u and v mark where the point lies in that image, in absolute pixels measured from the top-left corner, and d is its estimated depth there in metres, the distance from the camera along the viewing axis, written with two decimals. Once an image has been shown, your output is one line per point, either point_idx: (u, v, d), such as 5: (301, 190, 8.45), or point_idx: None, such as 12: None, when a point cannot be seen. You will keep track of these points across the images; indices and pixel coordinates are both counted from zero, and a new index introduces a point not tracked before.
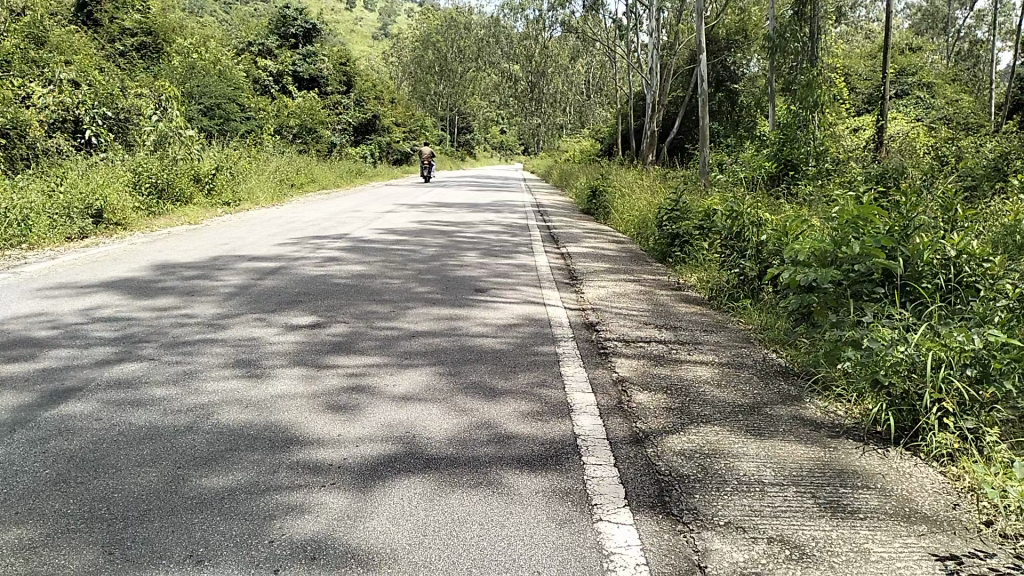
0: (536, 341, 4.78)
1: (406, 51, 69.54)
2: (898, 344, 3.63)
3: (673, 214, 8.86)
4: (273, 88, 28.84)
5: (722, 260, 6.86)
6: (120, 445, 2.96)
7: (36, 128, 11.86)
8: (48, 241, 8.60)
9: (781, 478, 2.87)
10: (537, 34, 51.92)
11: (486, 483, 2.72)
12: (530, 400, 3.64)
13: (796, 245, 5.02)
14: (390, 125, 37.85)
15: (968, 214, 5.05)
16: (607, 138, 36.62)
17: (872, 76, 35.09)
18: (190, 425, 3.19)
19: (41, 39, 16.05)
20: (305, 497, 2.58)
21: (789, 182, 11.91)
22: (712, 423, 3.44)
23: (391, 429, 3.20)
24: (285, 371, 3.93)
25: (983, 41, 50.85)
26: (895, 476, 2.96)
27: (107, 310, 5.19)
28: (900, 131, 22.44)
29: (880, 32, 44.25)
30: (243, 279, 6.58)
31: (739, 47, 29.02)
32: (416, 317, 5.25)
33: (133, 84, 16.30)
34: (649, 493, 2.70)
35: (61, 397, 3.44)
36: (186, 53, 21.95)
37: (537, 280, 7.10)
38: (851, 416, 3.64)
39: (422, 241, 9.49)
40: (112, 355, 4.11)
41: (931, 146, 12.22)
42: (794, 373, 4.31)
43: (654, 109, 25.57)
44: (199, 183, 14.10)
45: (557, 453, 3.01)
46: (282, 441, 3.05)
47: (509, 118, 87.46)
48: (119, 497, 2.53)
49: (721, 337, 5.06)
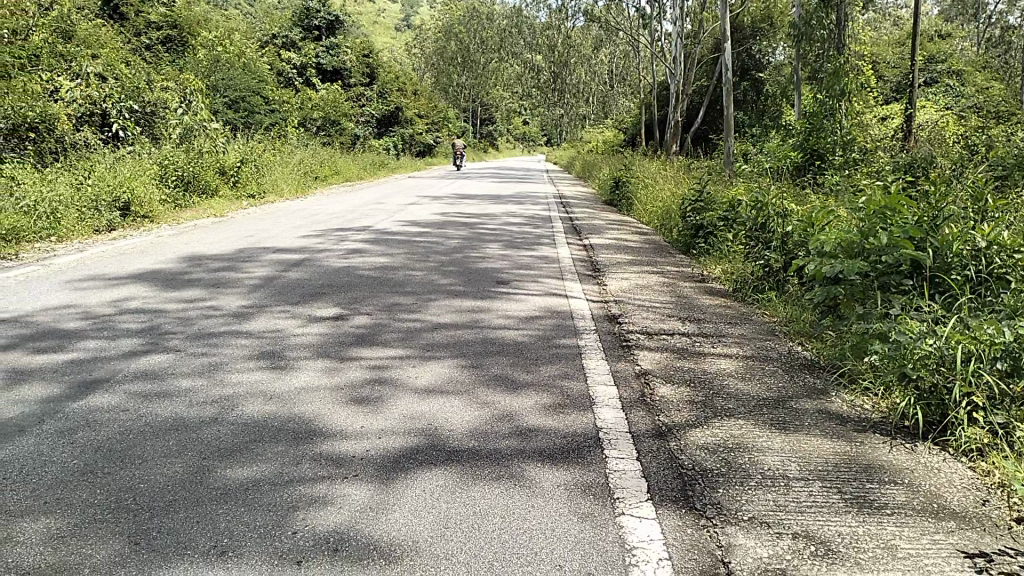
0: (558, 334, 4.76)
1: (429, 43, 69.57)
2: (927, 337, 3.58)
3: (697, 205, 8.81)
4: (297, 80, 29.01)
5: (747, 252, 6.78)
6: (146, 436, 2.99)
7: (65, 122, 12.00)
8: (77, 233, 8.72)
9: (806, 472, 2.84)
10: (560, 24, 51.69)
11: (507, 476, 2.72)
12: (552, 393, 3.63)
13: (822, 237, 4.96)
14: (412, 117, 37.93)
15: (998, 205, 4.96)
16: (630, 129, 36.42)
17: (900, 63, 34.56)
18: (215, 416, 3.22)
19: (68, 33, 16.25)
20: (327, 489, 2.59)
21: (815, 172, 11.80)
22: (736, 417, 3.41)
23: (413, 422, 3.21)
24: (308, 364, 3.95)
25: (1015, 27, 49.77)
26: (923, 471, 2.92)
27: (134, 302, 5.24)
28: (929, 119, 22.11)
29: (909, 19, 43.55)
30: (268, 271, 6.63)
31: (765, 36, 28.78)
32: (439, 309, 5.25)
33: (158, 77, 16.46)
34: (672, 487, 2.68)
35: (88, 389, 3.49)
36: (211, 47, 22.12)
37: (559, 272, 7.07)
38: (877, 410, 3.59)
39: (444, 233, 9.51)
40: (138, 347, 4.15)
41: (961, 135, 12.04)
42: (820, 366, 4.26)
43: (679, 98, 25.40)
44: (224, 176, 14.20)
45: (578, 447, 2.99)
46: (305, 433, 3.07)
47: (532, 109, 87.16)
48: (145, 488, 2.57)
49: (746, 330, 5.01)
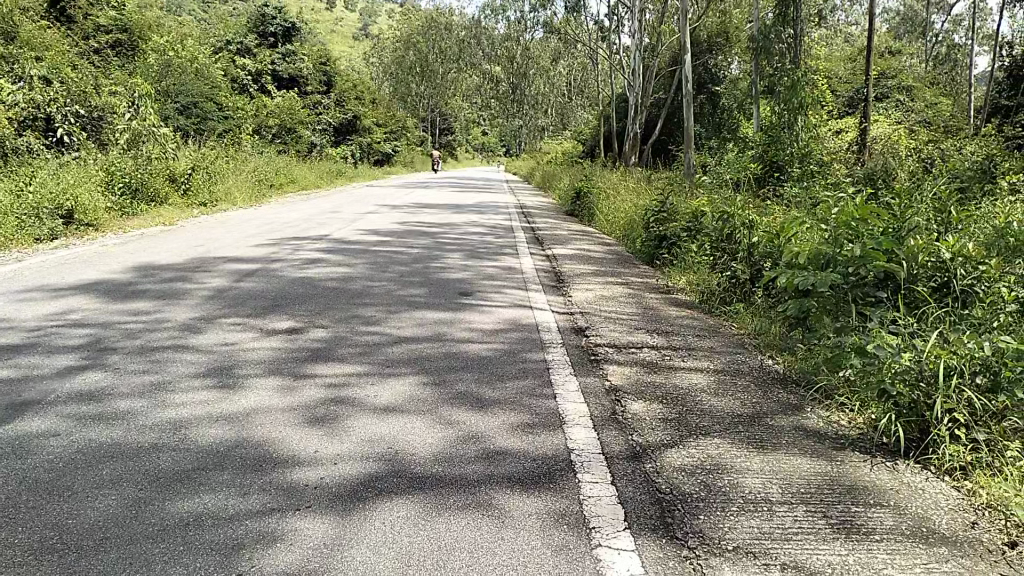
0: (524, 348, 4.57)
1: (387, 52, 69.39)
2: (905, 351, 3.47)
3: (660, 215, 8.71)
4: (251, 88, 28.32)
5: (713, 263, 6.70)
6: (77, 465, 2.73)
7: (5, 127, 11.55)
8: (15, 243, 8.31)
9: (789, 496, 2.70)
10: (519, 36, 51.90)
11: (476, 504, 2.53)
12: (520, 412, 3.43)
13: (792, 248, 4.85)
14: (370, 126, 37.70)
15: (962, 218, 4.91)
16: (590, 140, 36.61)
17: (851, 77, 35.30)
18: (156, 442, 2.97)
19: (10, 35, 15.65)
20: (278, 524, 2.37)
21: (775, 183, 11.91)
22: (712, 435, 3.27)
23: (371, 444, 3.00)
24: (260, 382, 3.71)
25: (960, 46, 51.10)
26: (907, 491, 2.80)
27: (75, 315, 4.92)
28: (881, 132, 22.57)
29: (860, 36, 44.55)
30: (221, 282, 6.34)
31: (721, 50, 29.23)
32: (400, 321, 5.03)
33: (107, 82, 15.91)
34: (650, 515, 2.51)
35: (15, 412, 3.20)
36: (163, 51, 21.49)
37: (523, 283, 6.91)
38: (854, 427, 3.47)
39: (405, 242, 9.30)
40: (75, 364, 3.86)
41: (914, 147, 12.23)
42: (792, 380, 4.14)
43: (637, 110, 25.59)
44: (174, 183, 13.71)
45: (549, 472, 2.81)
46: (255, 459, 2.84)
47: (490, 119, 87.14)
48: (73, 525, 2.32)
49: (715, 343, 4.88)
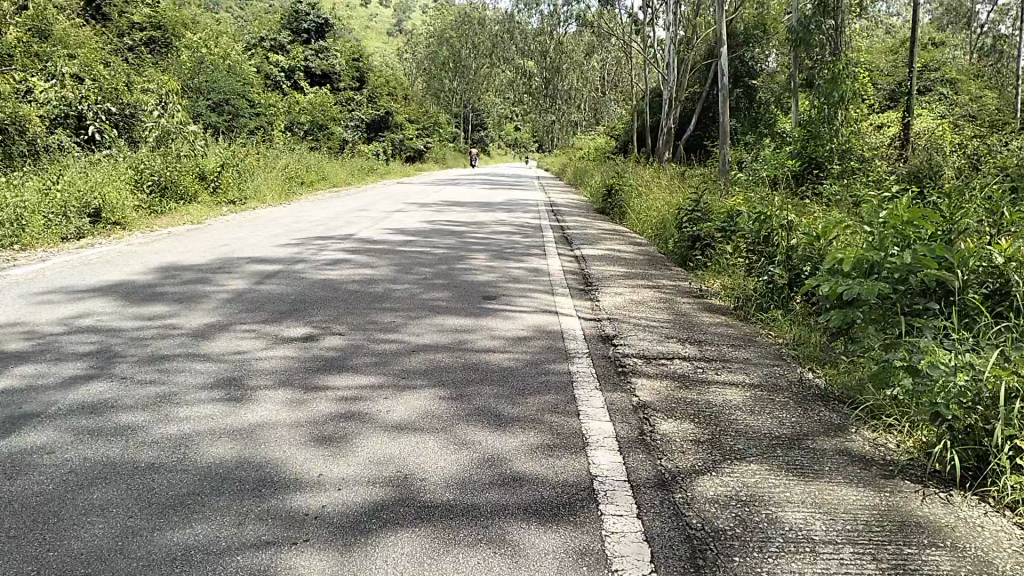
0: (547, 359, 4.34)
1: (421, 48, 69.44)
2: (961, 371, 3.18)
3: (694, 214, 8.41)
4: (284, 84, 28.44)
5: (749, 266, 6.41)
6: (69, 488, 2.57)
7: (36, 125, 11.58)
8: (42, 242, 8.29)
9: (835, 535, 2.45)
10: (552, 31, 51.53)
11: (489, 540, 2.32)
12: (541, 431, 3.22)
13: (834, 255, 4.55)
14: (403, 123, 37.67)
15: (1015, 219, 4.58)
16: (622, 136, 36.17)
17: (893, 71, 34.38)
18: (156, 462, 2.80)
19: (44, 33, 15.70)
20: (271, 560, 2.18)
21: (813, 180, 11.53)
22: (749, 460, 3.02)
23: (381, 467, 2.81)
24: (270, 395, 3.54)
25: (1005, 36, 49.28)
26: (967, 531, 2.53)
27: (88, 319, 4.79)
28: (925, 126, 21.85)
29: (903, 28, 43.32)
30: (242, 284, 6.20)
31: (758, 42, 28.64)
32: (419, 329, 4.83)
33: (139, 79, 15.94)
34: (680, 555, 2.28)
35: (13, 427, 3.06)
36: (196, 49, 21.58)
37: (550, 286, 6.68)
38: (903, 450, 3.20)
39: (431, 242, 9.12)
40: (81, 374, 3.73)
41: (960, 142, 11.74)
42: (835, 397, 3.85)
43: (671, 106, 25.10)
44: (204, 181, 13.70)
45: (569, 502, 2.59)
46: (256, 483, 2.66)
47: (523, 114, 86.80)
48: (53, 558, 2.15)
49: (752, 354, 4.61)
